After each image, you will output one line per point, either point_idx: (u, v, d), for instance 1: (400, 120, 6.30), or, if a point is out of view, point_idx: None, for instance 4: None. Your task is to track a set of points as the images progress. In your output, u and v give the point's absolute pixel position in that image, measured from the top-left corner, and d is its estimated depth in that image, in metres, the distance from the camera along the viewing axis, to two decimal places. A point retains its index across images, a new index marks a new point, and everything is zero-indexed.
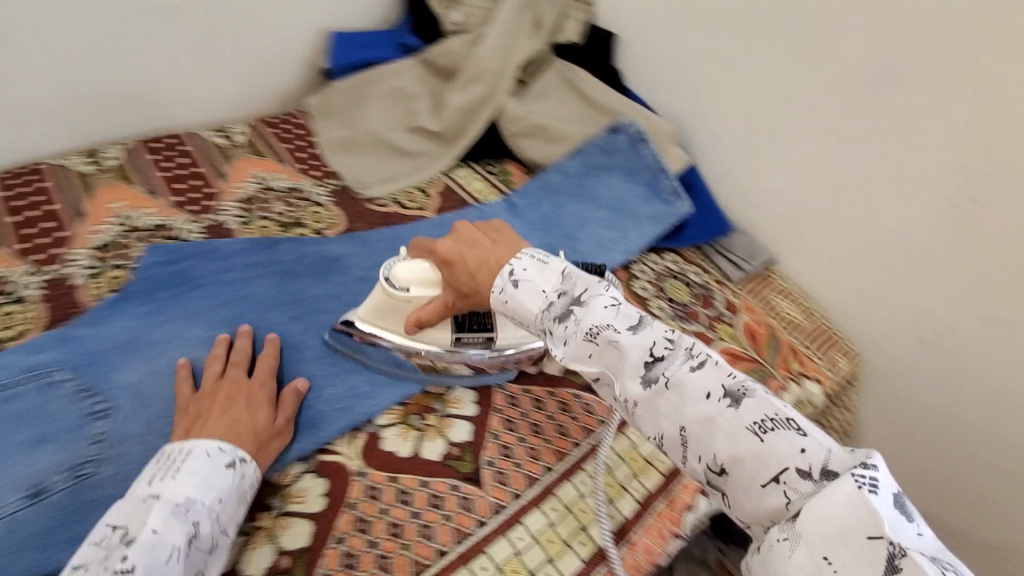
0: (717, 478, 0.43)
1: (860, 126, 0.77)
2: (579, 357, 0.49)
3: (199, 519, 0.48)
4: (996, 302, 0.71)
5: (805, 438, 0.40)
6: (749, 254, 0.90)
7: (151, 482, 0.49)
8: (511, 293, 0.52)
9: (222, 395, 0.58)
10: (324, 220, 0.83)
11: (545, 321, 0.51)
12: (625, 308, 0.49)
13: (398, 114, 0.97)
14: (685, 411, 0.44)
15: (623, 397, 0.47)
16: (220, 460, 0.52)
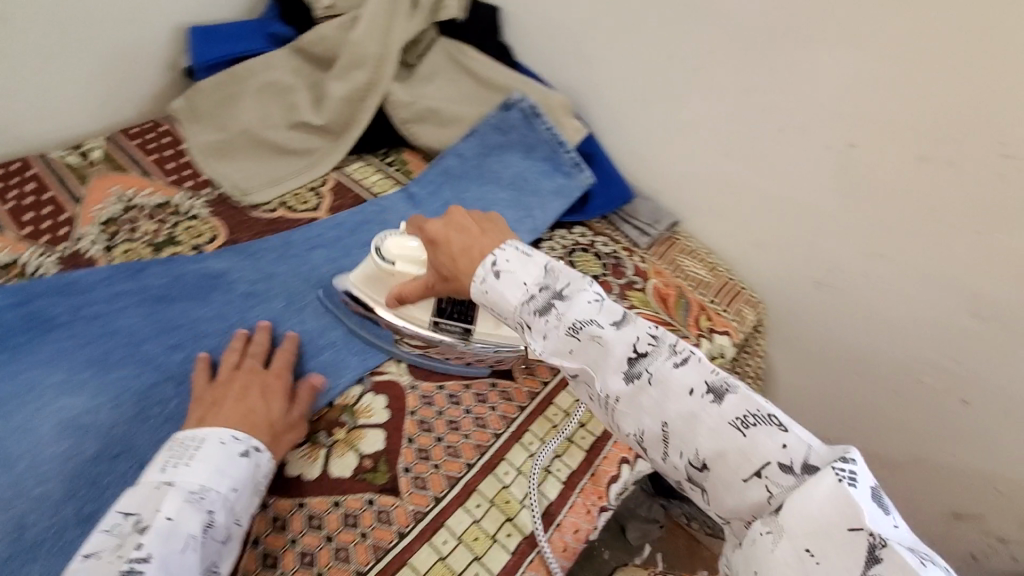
0: (698, 474, 0.43)
1: (741, 81, 0.78)
2: (558, 352, 0.49)
3: (213, 509, 0.48)
4: (878, 238, 0.75)
5: (786, 433, 0.40)
6: (653, 219, 0.90)
7: (163, 469, 0.49)
8: (492, 284, 0.51)
9: (236, 387, 0.57)
10: (203, 235, 0.77)
11: (526, 315, 0.50)
12: (607, 304, 0.49)
13: (277, 110, 0.90)
14: (667, 407, 0.44)
15: (602, 393, 0.47)
16: (235, 449, 0.51)
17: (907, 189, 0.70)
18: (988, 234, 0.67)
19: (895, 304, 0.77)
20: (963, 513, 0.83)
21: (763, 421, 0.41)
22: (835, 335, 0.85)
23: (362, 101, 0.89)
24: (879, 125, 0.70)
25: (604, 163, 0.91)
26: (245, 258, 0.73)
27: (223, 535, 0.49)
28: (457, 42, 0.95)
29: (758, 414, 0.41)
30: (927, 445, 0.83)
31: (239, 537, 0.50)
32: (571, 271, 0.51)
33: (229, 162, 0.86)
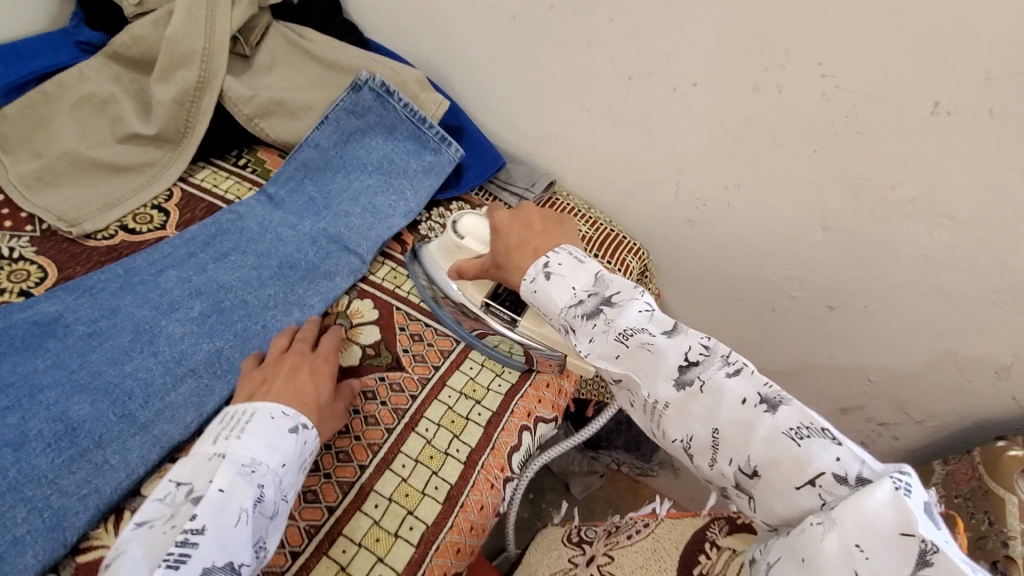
0: (747, 480, 0.47)
1: (585, 33, 0.77)
2: (605, 354, 0.55)
3: (264, 484, 0.49)
4: (734, 169, 0.79)
5: (839, 446, 0.45)
6: (529, 182, 0.89)
7: (216, 441, 0.51)
8: (543, 284, 0.61)
9: (289, 365, 0.59)
10: (29, 278, 0.68)
11: (574, 316, 0.59)
12: (655, 316, 0.56)
13: (100, 126, 0.80)
14: (718, 414, 0.49)
15: (649, 398, 0.53)
16: (285, 425, 0.52)
17: (751, 120, 0.73)
18: (823, 152, 0.72)
19: (760, 230, 0.82)
20: (847, 409, 0.96)
21: (814, 436, 0.45)
22: (717, 267, 0.90)
23: (197, 102, 0.81)
24: (716, 62, 0.71)
25: (474, 133, 0.89)
26: (82, 296, 0.65)
27: (283, 499, 0.50)
28: (298, 27, 0.88)
29: (813, 430, 0.46)
30: (810, 350, 0.92)
31: (286, 513, 0.51)
32: (618, 282, 0.60)
33: (44, 191, 0.76)
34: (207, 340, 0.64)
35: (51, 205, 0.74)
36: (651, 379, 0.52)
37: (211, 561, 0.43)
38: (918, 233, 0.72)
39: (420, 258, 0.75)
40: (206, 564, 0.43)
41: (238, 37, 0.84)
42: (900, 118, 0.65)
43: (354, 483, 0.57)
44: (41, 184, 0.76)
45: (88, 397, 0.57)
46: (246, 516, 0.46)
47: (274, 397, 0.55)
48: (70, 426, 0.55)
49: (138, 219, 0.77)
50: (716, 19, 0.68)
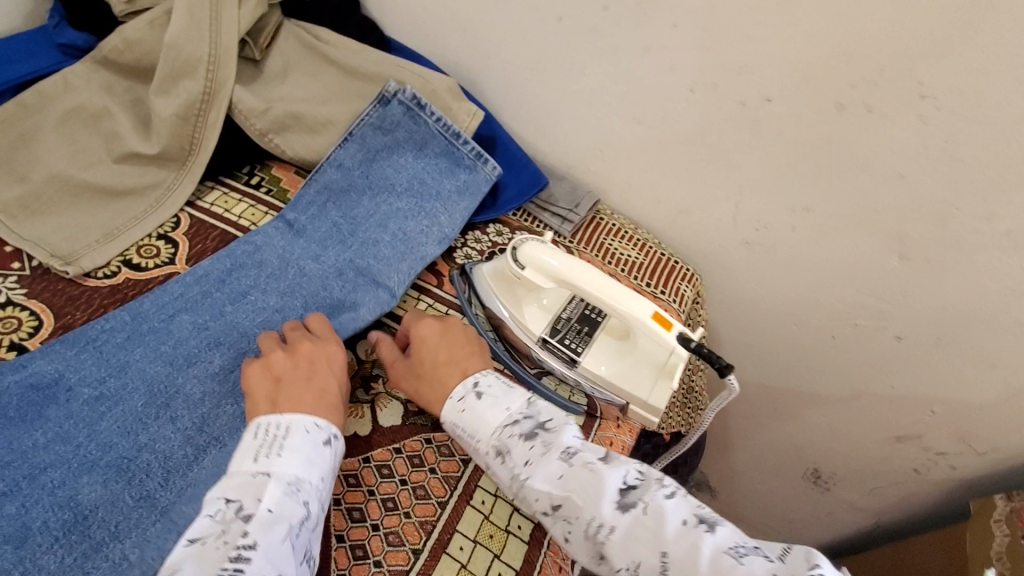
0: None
1: (642, 38, 0.68)
2: (545, 477, 0.49)
3: (309, 500, 0.47)
4: (802, 193, 0.71)
5: (774, 563, 0.42)
6: (572, 202, 0.81)
7: (257, 457, 0.47)
8: (473, 404, 0.54)
9: (302, 360, 0.55)
10: (21, 328, 0.60)
11: (508, 438, 0.51)
12: (590, 443, 0.52)
13: (93, 144, 0.71)
14: (663, 537, 0.44)
15: (593, 523, 0.46)
16: (320, 437, 0.50)
17: (828, 141, 0.65)
18: (913, 178, 0.64)
19: (827, 255, 0.75)
20: (904, 436, 0.89)
21: (752, 558, 0.42)
22: (773, 292, 0.83)
23: (203, 116, 0.72)
24: (797, 76, 0.63)
25: (509, 146, 0.80)
26: (85, 351, 0.57)
27: (327, 509, 0.49)
28: (314, 28, 0.79)
29: (750, 551, 0.43)
30: (868, 379, 0.85)
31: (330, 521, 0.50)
32: (550, 408, 0.55)
33: (28, 220, 0.66)
34: (229, 401, 0.57)
35: (36, 237, 0.65)
36: (589, 498, 0.47)
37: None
38: (1004, 267, 0.66)
39: (471, 281, 0.66)
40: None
41: (247, 39, 0.74)
42: (1008, 146, 0.58)
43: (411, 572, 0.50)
44: (23, 213, 0.66)
45: (99, 477, 0.51)
46: (295, 533, 0.44)
47: (298, 407, 0.51)
48: (80, 515, 0.49)
49: (140, 253, 0.68)
50: (800, 28, 0.60)
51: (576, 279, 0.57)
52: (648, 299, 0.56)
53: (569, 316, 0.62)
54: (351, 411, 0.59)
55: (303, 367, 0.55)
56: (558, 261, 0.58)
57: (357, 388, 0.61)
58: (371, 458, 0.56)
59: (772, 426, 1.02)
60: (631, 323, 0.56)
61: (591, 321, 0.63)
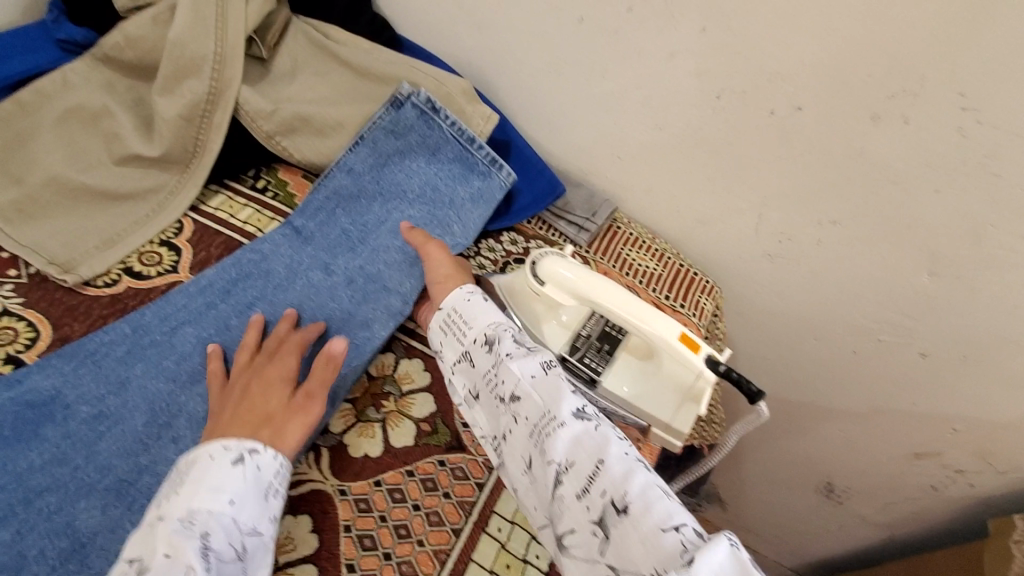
0: (613, 515, 0.43)
1: (668, 42, 0.65)
2: (523, 367, 0.52)
3: (210, 530, 0.43)
4: (829, 205, 0.68)
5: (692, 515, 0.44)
6: (589, 210, 0.79)
7: (159, 504, 0.44)
8: (478, 302, 0.58)
9: (239, 385, 0.53)
10: (17, 340, 0.57)
11: (500, 334, 0.55)
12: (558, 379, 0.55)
13: (93, 145, 0.68)
14: (606, 450, 0.46)
15: (546, 418, 0.49)
16: (227, 459, 0.46)
17: (861, 152, 0.63)
18: (948, 193, 0.61)
19: (853, 269, 0.72)
20: (922, 453, 0.85)
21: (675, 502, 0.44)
22: (795, 305, 0.80)
23: (207, 118, 0.69)
24: (831, 84, 0.60)
25: (525, 150, 0.77)
26: (83, 366, 0.54)
27: (251, 536, 0.45)
28: (324, 26, 0.76)
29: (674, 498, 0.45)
30: (886, 396, 0.83)
31: (263, 546, 0.45)
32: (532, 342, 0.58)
33: (23, 225, 0.63)
34: None
35: (33, 243, 0.63)
36: (553, 398, 0.49)
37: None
38: None
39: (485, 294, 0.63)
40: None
41: (254, 37, 0.71)
42: None
43: None
44: (17, 217, 0.63)
45: (98, 502, 0.48)
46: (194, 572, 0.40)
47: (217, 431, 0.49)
48: (79, 543, 0.46)
49: (141, 260, 0.65)
50: (837, 34, 0.57)
51: (599, 295, 0.55)
52: (675, 319, 0.53)
53: (588, 333, 0.59)
54: (360, 431, 0.57)
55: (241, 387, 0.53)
56: (574, 274, 0.56)
57: (368, 407, 0.58)
58: (383, 480, 0.54)
59: (786, 440, 0.98)
60: (657, 344, 0.53)
61: (612, 338, 0.60)
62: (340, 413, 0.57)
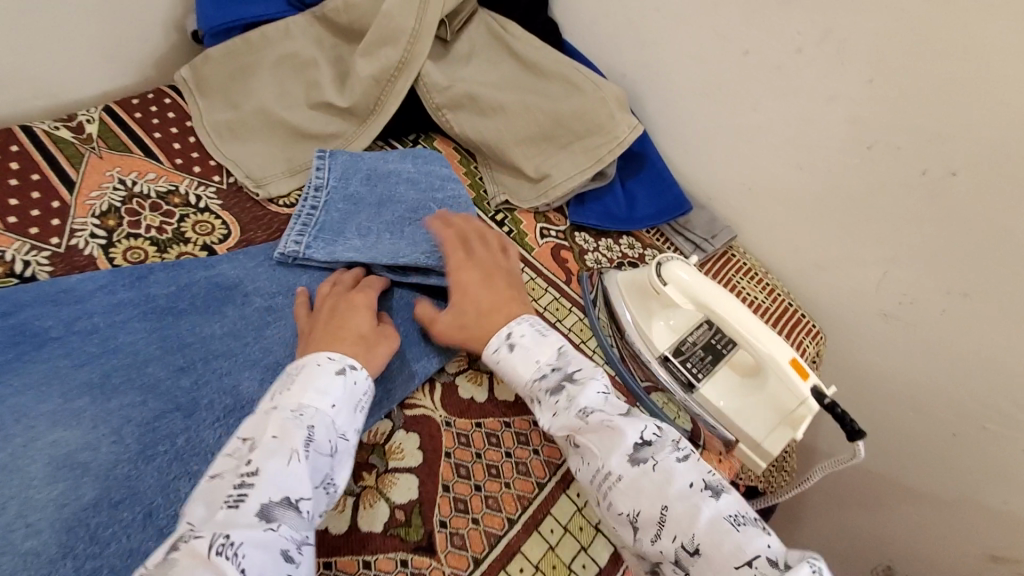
0: (686, 558, 0.44)
1: (831, 87, 0.67)
2: (566, 428, 0.52)
3: (313, 424, 0.45)
4: (959, 276, 0.68)
5: (767, 535, 0.43)
6: (709, 233, 0.84)
7: (271, 396, 0.48)
8: (507, 356, 0.57)
9: (326, 309, 0.57)
10: (214, 233, 0.69)
11: (539, 391, 0.55)
12: (614, 399, 0.53)
13: (295, 88, 0.80)
14: (668, 493, 0.46)
15: (602, 471, 0.49)
16: (330, 367, 0.49)
17: (1007, 228, 0.62)
18: None
19: (974, 346, 0.70)
20: (999, 556, 0.79)
21: (750, 527, 0.44)
22: (896, 369, 0.79)
23: (392, 83, 0.79)
24: (992, 155, 0.60)
25: (658, 164, 0.83)
26: (261, 265, 0.65)
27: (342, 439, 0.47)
28: (504, 20, 0.84)
29: (746, 518, 0.44)
30: (972, 486, 0.78)
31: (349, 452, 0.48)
32: (582, 359, 0.56)
33: (233, 142, 0.76)
34: None
35: (238, 160, 0.75)
36: (606, 450, 0.49)
37: (270, 498, 0.40)
38: None
39: (604, 287, 0.70)
40: (265, 501, 0.40)
41: (445, 21, 0.80)
42: None
43: (506, 535, 0.54)
44: (228, 136, 0.76)
45: (258, 375, 0.58)
46: (299, 455, 0.43)
47: (318, 346, 0.52)
48: (239, 403, 0.56)
49: None
50: (1012, 111, 0.58)
51: (717, 304, 0.60)
52: (788, 345, 0.58)
53: (694, 341, 0.64)
54: (470, 377, 0.63)
55: (332, 308, 0.57)
56: (694, 278, 0.61)
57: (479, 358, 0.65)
58: (483, 422, 0.60)
59: (853, 507, 0.95)
60: (767, 363, 0.57)
61: (716, 351, 0.63)
62: (455, 358, 0.64)
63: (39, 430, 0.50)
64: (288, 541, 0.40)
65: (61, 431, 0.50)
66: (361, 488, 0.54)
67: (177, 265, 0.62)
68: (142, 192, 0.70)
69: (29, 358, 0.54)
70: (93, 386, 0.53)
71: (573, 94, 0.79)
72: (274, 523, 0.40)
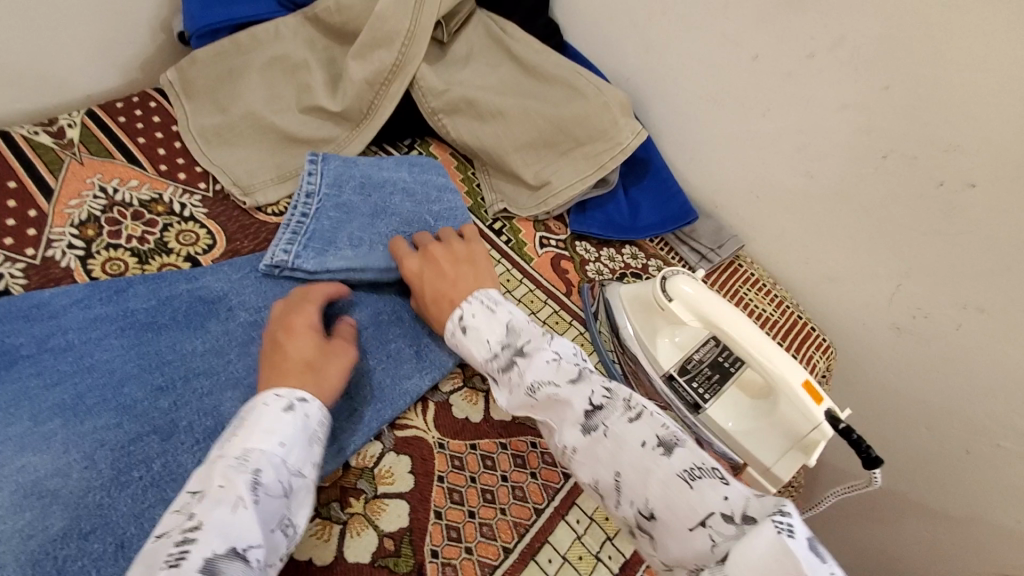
0: (646, 523, 0.41)
1: (844, 93, 0.65)
2: (522, 406, 0.49)
3: (260, 467, 0.42)
4: (977, 290, 0.65)
5: (727, 486, 0.39)
6: (715, 242, 0.81)
7: (220, 441, 0.44)
8: (460, 340, 0.54)
9: (267, 342, 0.52)
10: (198, 243, 0.66)
11: (492, 372, 0.52)
12: (564, 364, 0.49)
13: (287, 91, 0.77)
14: (621, 458, 0.42)
15: (559, 444, 0.46)
16: (278, 404, 0.46)
17: None
18: None
19: (991, 364, 0.67)
20: None
21: (707, 478, 0.40)
22: (910, 385, 0.76)
23: (386, 86, 0.76)
24: (1013, 164, 0.57)
25: (663, 171, 0.80)
26: (247, 278, 0.62)
27: (296, 477, 0.44)
28: (504, 21, 0.81)
29: (704, 470, 0.40)
30: (987, 507, 0.75)
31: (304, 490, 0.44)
32: (531, 328, 0.53)
33: (221, 148, 0.73)
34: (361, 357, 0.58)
35: (226, 166, 0.72)
36: (560, 420, 0.46)
37: (213, 552, 0.37)
38: None
39: (607, 301, 0.67)
40: (207, 556, 0.37)
41: (442, 22, 0.77)
42: None
43: (502, 565, 0.51)
44: (215, 141, 0.74)
45: (241, 395, 0.55)
46: (243, 503, 0.39)
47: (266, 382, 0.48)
48: (221, 425, 0.53)
49: None
50: None
51: (724, 322, 0.57)
52: (800, 365, 0.55)
53: (700, 358, 0.61)
54: (466, 395, 0.60)
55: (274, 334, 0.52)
56: (699, 294, 0.58)
57: (475, 375, 0.62)
58: (478, 443, 0.57)
59: (864, 527, 0.92)
60: (778, 385, 0.55)
61: (723, 368, 0.60)
62: (450, 374, 0.61)
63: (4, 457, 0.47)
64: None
65: (28, 458, 0.47)
66: (349, 514, 0.51)
67: (155, 279, 0.59)
68: (123, 200, 0.67)
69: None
70: (64, 408, 0.50)
71: (575, 99, 0.76)
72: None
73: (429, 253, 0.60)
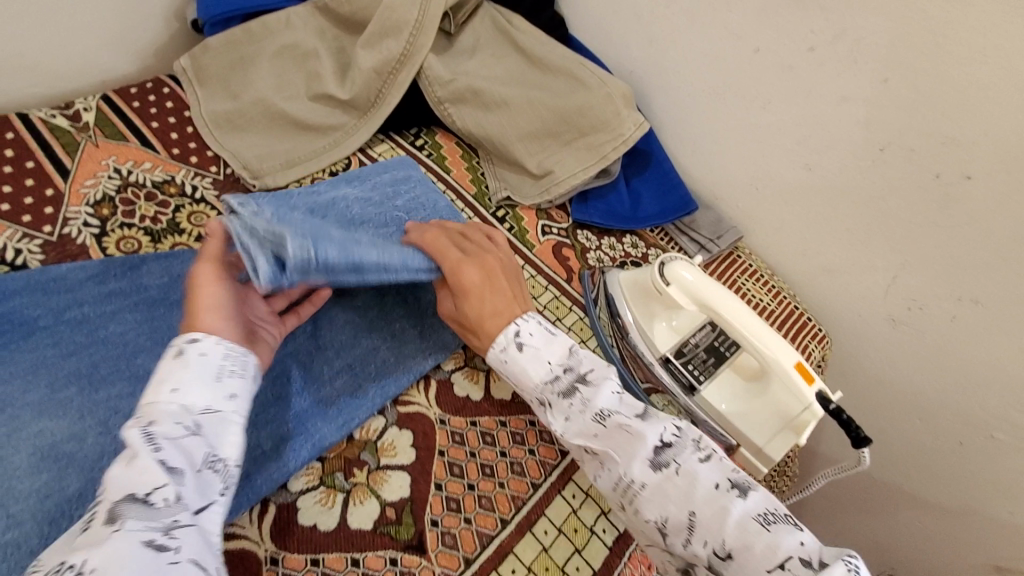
0: (719, 563, 0.43)
1: (843, 86, 0.66)
2: (582, 434, 0.51)
3: (156, 418, 0.40)
4: (970, 282, 0.66)
5: (802, 532, 0.42)
6: (715, 233, 0.82)
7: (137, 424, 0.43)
8: (515, 356, 0.54)
9: None
10: (209, 224, 0.68)
11: (550, 394, 0.53)
12: (629, 399, 0.52)
13: (297, 79, 0.79)
14: (694, 497, 0.45)
15: (625, 477, 0.48)
16: (166, 357, 0.44)
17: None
18: None
19: (984, 355, 0.68)
20: (1005, 569, 0.77)
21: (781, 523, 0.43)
22: (904, 376, 0.77)
23: (394, 75, 0.77)
24: (1008, 158, 0.58)
25: (664, 163, 0.81)
26: None
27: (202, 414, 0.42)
28: (509, 13, 0.83)
29: (777, 516, 0.43)
30: (978, 498, 0.76)
31: (213, 423, 0.42)
32: (594, 358, 0.55)
33: (233, 134, 0.75)
34: (366, 337, 0.60)
35: (237, 151, 0.74)
36: (629, 455, 0.48)
37: (113, 505, 0.35)
38: None
39: (605, 287, 0.68)
40: (109, 510, 0.35)
41: (449, 13, 0.79)
42: None
43: (500, 535, 0.52)
44: (227, 127, 0.75)
45: None
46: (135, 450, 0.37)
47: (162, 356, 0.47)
48: None
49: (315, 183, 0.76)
50: None
51: (720, 306, 0.58)
52: (793, 349, 0.56)
53: (697, 342, 0.63)
54: (467, 374, 0.62)
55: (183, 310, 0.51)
56: (697, 279, 0.60)
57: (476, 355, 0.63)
58: (479, 420, 0.59)
59: (857, 517, 0.93)
60: (773, 367, 0.56)
61: (718, 353, 0.62)
62: (452, 355, 0.63)
63: (22, 421, 0.49)
64: (147, 531, 0.35)
65: (45, 423, 0.49)
66: (352, 483, 0.52)
67: (166, 256, 0.61)
68: (137, 182, 0.69)
69: (17, 346, 0.52)
70: (78, 377, 0.52)
71: (578, 90, 0.77)
72: (123, 523, 0.34)
73: (488, 265, 0.59)
